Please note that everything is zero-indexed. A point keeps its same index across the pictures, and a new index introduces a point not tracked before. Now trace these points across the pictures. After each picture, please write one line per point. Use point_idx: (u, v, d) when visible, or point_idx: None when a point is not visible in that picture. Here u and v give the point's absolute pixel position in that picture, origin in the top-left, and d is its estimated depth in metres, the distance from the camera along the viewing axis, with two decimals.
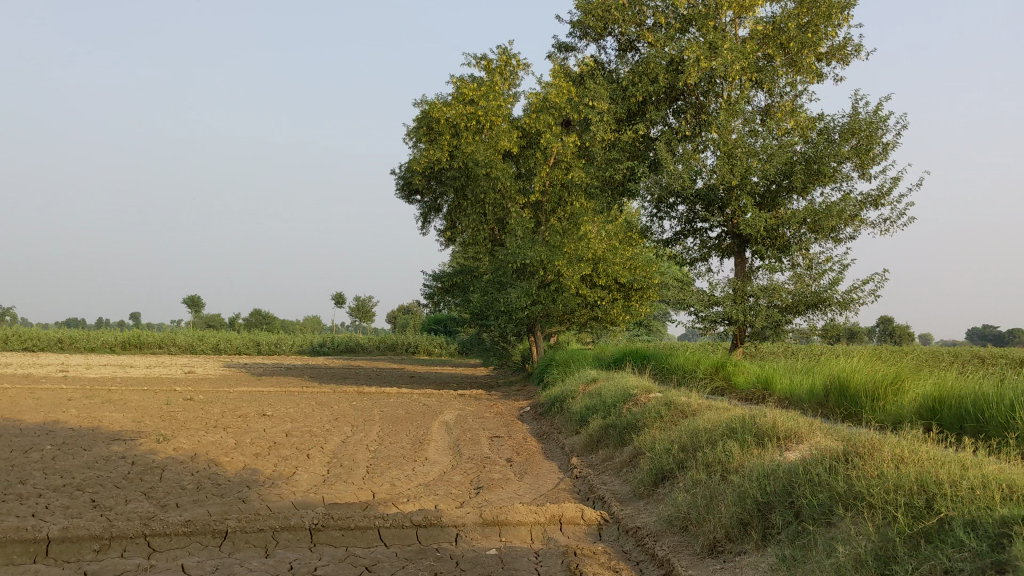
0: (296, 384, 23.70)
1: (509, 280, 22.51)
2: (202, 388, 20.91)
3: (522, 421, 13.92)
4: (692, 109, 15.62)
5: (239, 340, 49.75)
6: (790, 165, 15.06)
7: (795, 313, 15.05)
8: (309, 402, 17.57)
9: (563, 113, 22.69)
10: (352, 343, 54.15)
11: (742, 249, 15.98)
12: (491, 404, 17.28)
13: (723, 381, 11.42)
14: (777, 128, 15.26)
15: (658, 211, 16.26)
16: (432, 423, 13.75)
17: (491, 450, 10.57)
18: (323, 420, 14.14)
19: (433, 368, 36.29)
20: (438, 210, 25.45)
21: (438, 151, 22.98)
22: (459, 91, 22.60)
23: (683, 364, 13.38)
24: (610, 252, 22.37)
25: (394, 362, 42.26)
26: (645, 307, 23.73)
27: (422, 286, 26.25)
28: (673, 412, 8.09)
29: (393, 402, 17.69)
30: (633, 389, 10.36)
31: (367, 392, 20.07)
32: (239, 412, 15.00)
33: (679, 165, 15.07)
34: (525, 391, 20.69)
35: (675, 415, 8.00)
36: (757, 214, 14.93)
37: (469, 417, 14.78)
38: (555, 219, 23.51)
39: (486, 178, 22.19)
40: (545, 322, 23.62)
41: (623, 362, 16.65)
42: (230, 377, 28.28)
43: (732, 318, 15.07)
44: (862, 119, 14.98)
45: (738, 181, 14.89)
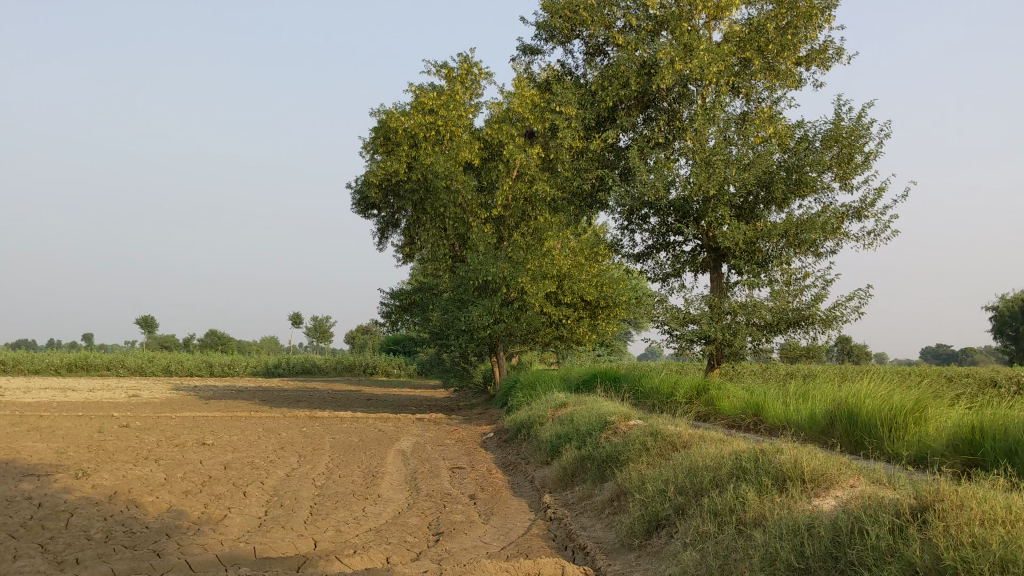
0: (245, 408, 22.40)
1: (470, 297, 21.50)
2: (143, 414, 19.57)
3: (485, 449, 12.85)
4: (665, 116, 14.72)
5: (192, 361, 48.14)
6: (770, 174, 14.21)
7: (777, 331, 14.16)
8: (256, 428, 16.34)
9: (527, 124, 21.79)
10: (309, 365, 52.68)
11: (718, 264, 15.08)
12: (452, 429, 16.18)
13: (706, 406, 10.45)
14: (756, 136, 14.39)
15: (629, 224, 15.32)
16: (388, 452, 12.61)
17: (452, 485, 9.48)
18: (268, 450, 12.94)
19: (392, 390, 35.04)
20: (397, 225, 24.35)
21: (396, 163, 21.88)
22: (418, 100, 21.61)
23: (660, 387, 12.41)
24: (575, 268, 21.82)
25: (352, 384, 40.99)
26: (612, 326, 22.92)
27: (379, 304, 25.14)
28: (661, 445, 7.08)
29: (347, 428, 16.50)
30: (610, 415, 9.36)
31: (321, 417, 18.86)
32: (177, 440, 13.75)
33: (652, 174, 14.19)
34: (486, 414, 19.62)
35: (663, 449, 6.98)
36: (735, 227, 14.06)
37: (428, 444, 13.67)
38: (519, 235, 22.52)
39: (446, 191, 21.16)
40: (507, 341, 22.60)
41: (592, 384, 15.66)
42: (176, 400, 26.86)
43: (710, 337, 14.13)
44: (844, 127, 14.17)
45: (715, 191, 14.03)
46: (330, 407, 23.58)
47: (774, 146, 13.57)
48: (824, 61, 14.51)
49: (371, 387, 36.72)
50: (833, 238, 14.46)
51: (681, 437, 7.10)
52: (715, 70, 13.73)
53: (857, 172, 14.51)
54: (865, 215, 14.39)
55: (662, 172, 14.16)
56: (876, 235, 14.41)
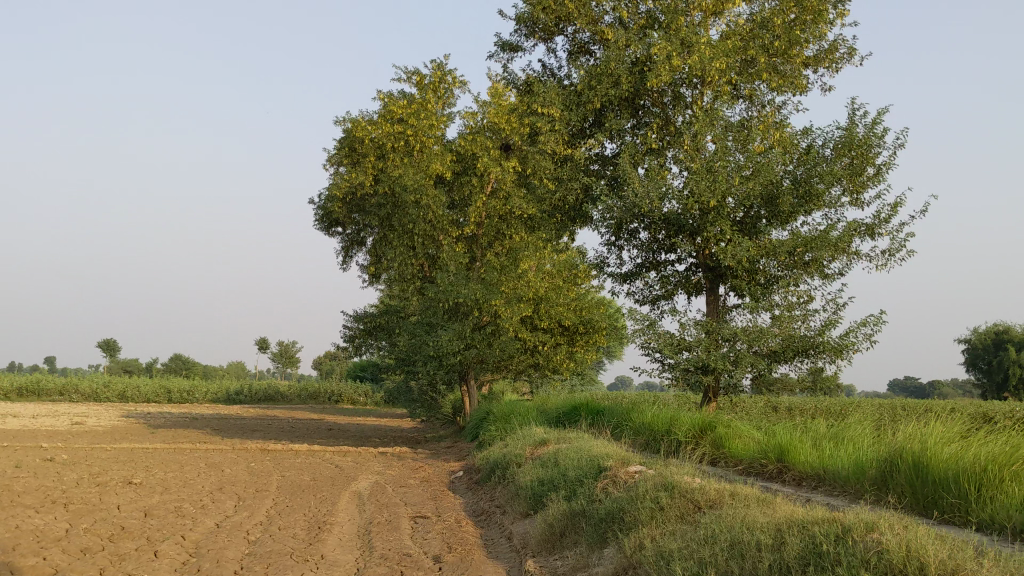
0: (192, 439, 20.56)
1: (439, 321, 19.88)
2: (75, 445, 17.69)
3: (455, 492, 11.25)
4: (658, 120, 13.36)
5: (149, 386, 46.01)
6: (775, 186, 12.81)
7: (781, 360, 12.66)
8: (198, 463, 14.61)
9: (504, 136, 20.36)
10: (271, 392, 50.74)
11: (714, 285, 13.63)
12: (417, 466, 14.55)
13: (713, 447, 8.94)
14: (759, 145, 13.00)
15: (616, 240, 13.83)
16: (343, 496, 10.93)
17: (413, 542, 7.84)
18: (204, 490, 11.24)
19: (357, 420, 33.33)
20: (362, 243, 22.74)
21: (361, 175, 20.23)
22: (386, 109, 20.08)
23: (654, 424, 10.87)
24: (553, 292, 20.38)
25: (315, 412, 39.18)
26: (591, 354, 21.52)
27: (342, 327, 23.44)
28: (681, 504, 5.54)
29: (300, 463, 14.80)
30: (606, 459, 7.80)
31: (274, 451, 17.15)
32: (101, 478, 11.99)
33: (645, 182, 12.79)
34: (455, 448, 18.05)
35: (686, 511, 5.44)
36: (737, 242, 12.60)
37: (389, 485, 12.02)
38: (493, 254, 20.97)
39: (415, 205, 19.59)
40: (478, 369, 21.05)
41: (575, 416, 14.08)
42: (121, 429, 24.92)
43: (708, 366, 12.58)
44: (857, 135, 12.81)
45: (715, 203, 12.65)
46: (286, 438, 21.83)
47: (788, 154, 12.16)
48: (833, 62, 13.16)
49: (334, 417, 34.95)
50: (842, 258, 13.06)
51: (709, 494, 5.59)
52: (717, 67, 12.32)
53: (868, 186, 13.17)
54: (879, 233, 12.98)
55: (656, 181, 12.72)
56: (889, 255, 13.01)
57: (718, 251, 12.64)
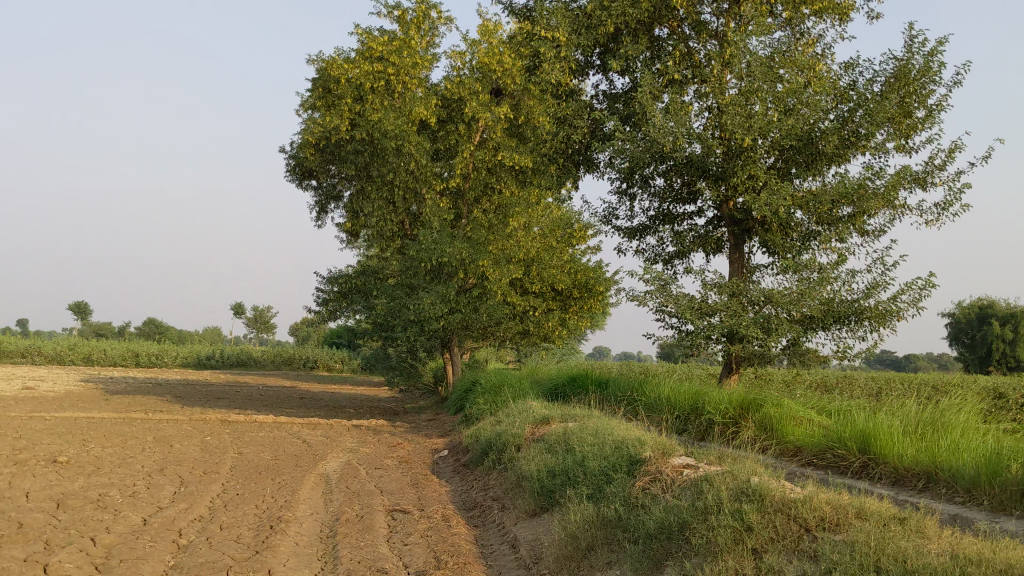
0: (147, 408, 18.71)
1: (421, 281, 18.09)
2: (12, 412, 15.80)
3: (441, 478, 9.50)
4: (680, 50, 11.59)
5: (116, 349, 43.99)
6: (816, 127, 11.04)
7: (818, 327, 11.00)
8: (145, 437, 12.78)
9: (496, 80, 18.53)
10: (244, 357, 48.86)
11: (739, 241, 11.92)
12: (395, 443, 12.79)
13: (763, 434, 7.24)
14: (798, 80, 11.22)
15: (628, 187, 12.07)
16: (307, 481, 9.16)
17: (391, 551, 6.09)
18: (141, 472, 9.42)
19: (331, 387, 31.52)
20: (338, 197, 20.84)
21: (337, 118, 18.28)
22: (365, 45, 18.11)
23: (678, 400, 9.19)
24: (546, 252, 18.69)
25: (288, 379, 37.38)
26: (585, 322, 19.88)
27: (315, 289, 21.52)
28: (782, 537, 3.83)
29: (262, 438, 13.03)
30: (639, 448, 6.09)
31: (236, 423, 15.36)
32: (21, 455, 10.12)
33: (666, 118, 11.03)
34: (436, 422, 16.34)
35: (796, 550, 3.72)
36: (771, 191, 10.86)
37: (363, 467, 10.26)
38: (480, 211, 19.18)
39: (396, 152, 17.72)
40: (462, 335, 19.31)
41: (574, 390, 12.38)
42: (76, 394, 23.05)
43: (735, 333, 10.88)
44: (912, 66, 11.06)
45: (748, 145, 10.89)
46: (253, 407, 20.01)
47: (839, 89, 10.39)
48: None
49: (307, 384, 33.18)
50: (887, 213, 11.36)
51: (833, 523, 3.83)
52: None
53: (918, 130, 11.46)
54: (932, 183, 11.29)
55: (678, 117, 10.96)
56: (942, 209, 11.33)
57: (748, 200, 10.90)
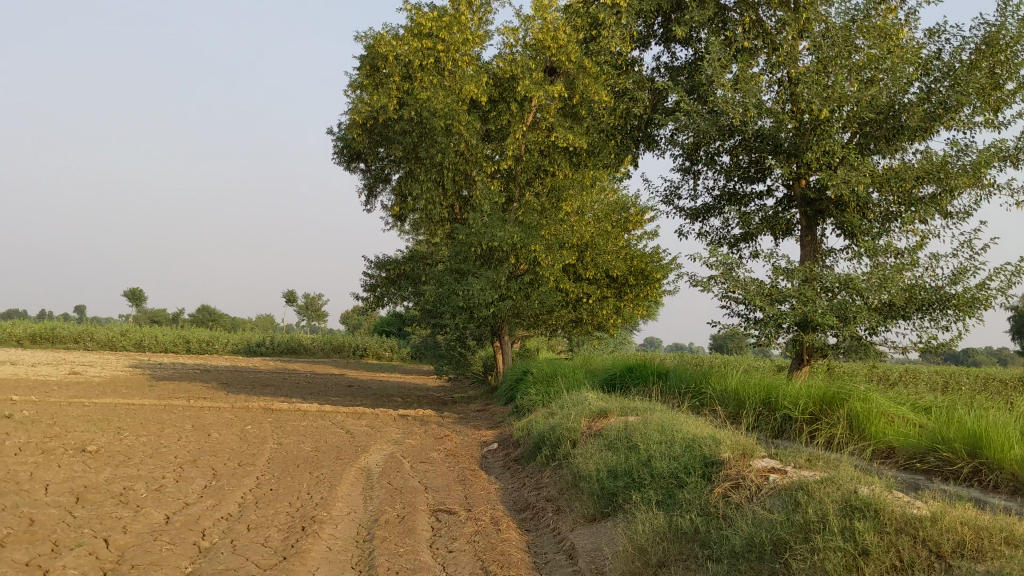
0: (192, 395, 18.33)
1: (471, 267, 17.46)
2: (53, 398, 15.47)
3: (490, 475, 8.84)
4: (750, 16, 10.76)
5: (168, 336, 44.08)
6: (898, 98, 10.16)
7: (899, 316, 10.14)
8: (182, 426, 12.31)
9: (549, 57, 17.78)
10: (294, 344, 48.72)
11: (812, 223, 11.10)
12: (443, 435, 12.16)
13: (851, 433, 6.47)
14: (879, 47, 10.31)
15: (692, 165, 11.31)
16: (347, 476, 8.56)
17: (433, 558, 5.43)
18: (172, 464, 8.90)
19: (380, 376, 31.10)
20: (387, 180, 20.26)
21: (385, 97, 17.68)
22: (414, 22, 17.47)
23: (749, 395, 8.45)
24: (600, 237, 17.94)
25: (337, 367, 37.04)
26: (641, 310, 19.09)
27: (363, 275, 21.00)
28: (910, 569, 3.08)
29: (304, 427, 12.49)
30: (715, 449, 5.39)
31: (278, 411, 14.87)
32: (51, 444, 9.67)
33: (735, 90, 10.24)
34: (486, 413, 15.71)
35: None
36: (849, 167, 10.02)
37: (407, 461, 9.64)
38: (533, 195, 18.49)
39: (445, 133, 17.09)
40: (514, 323, 18.66)
41: (633, 380, 11.66)
42: (124, 380, 22.84)
43: (808, 321, 10.08)
44: (1007, 32, 10.09)
45: (824, 117, 10.05)
46: (299, 395, 19.56)
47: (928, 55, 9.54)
48: None
49: (355, 372, 32.77)
50: (975, 193, 10.44)
51: (977, 552, 3.07)
52: None
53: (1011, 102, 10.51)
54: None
55: (749, 87, 10.15)
56: None
57: (823, 177, 10.08)
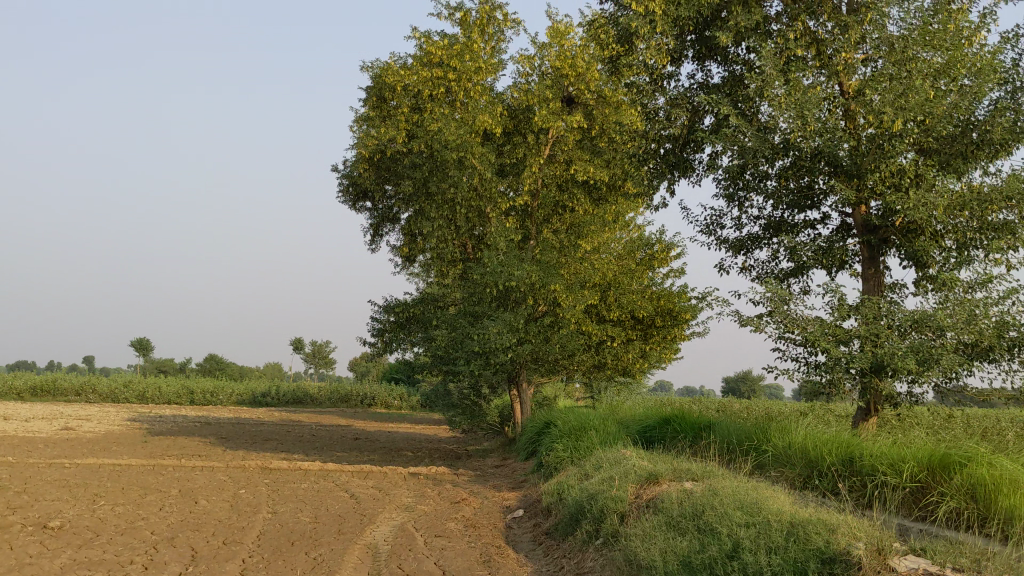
0: (185, 452, 16.96)
1: (486, 309, 16.20)
2: (31, 460, 14.11)
3: (521, 552, 7.49)
4: (803, 22, 9.53)
5: (171, 386, 42.75)
6: (975, 112, 8.93)
7: (982, 359, 8.86)
8: (168, 491, 10.95)
9: (566, 85, 16.60)
10: (300, 394, 47.26)
11: (875, 253, 9.85)
12: (461, 498, 10.79)
13: (986, 513, 5.18)
14: (959, 53, 8.95)
15: (737, 190, 10.09)
16: (350, 556, 7.22)
17: None
18: (145, 544, 7.56)
19: (390, 426, 29.64)
20: (394, 220, 19.04)
21: (392, 129, 16.49)
22: (422, 50, 16.34)
23: (825, 454, 7.15)
24: (624, 276, 16.68)
25: (345, 417, 35.54)
26: (668, 354, 17.77)
27: (370, 320, 19.72)
28: None
29: (304, 492, 11.13)
30: (833, 541, 4.13)
31: (278, 471, 13.52)
32: (8, 519, 8.35)
33: (791, 103, 9.00)
34: (504, 470, 14.32)
35: None
36: (923, 188, 8.78)
37: (421, 534, 8.28)
38: (551, 232, 17.24)
39: (457, 166, 15.90)
40: (531, 369, 17.34)
41: (675, 434, 10.33)
42: (117, 436, 21.47)
43: (881, 365, 8.78)
44: None
45: (894, 131, 8.81)
46: (302, 451, 18.19)
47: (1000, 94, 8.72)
48: None
49: (364, 422, 31.31)
50: None
51: None
52: None
53: None
54: None
55: (806, 100, 8.91)
56: None
57: (893, 199, 8.83)
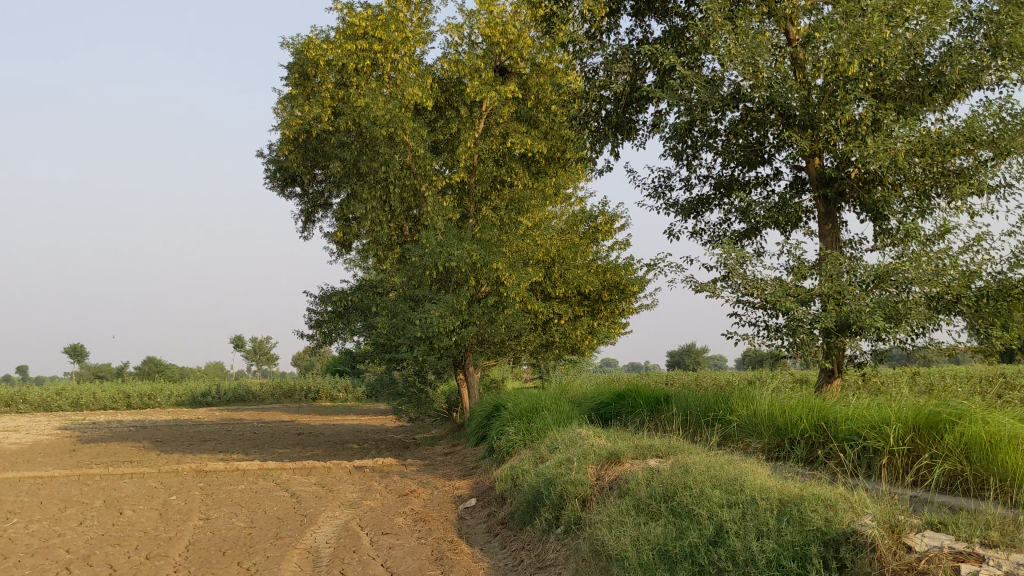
0: (117, 459, 16.04)
1: (427, 291, 15.54)
2: None
3: (476, 547, 6.89)
4: None
5: (106, 392, 41.30)
6: (930, 54, 8.51)
7: (949, 312, 8.48)
8: (93, 503, 10.12)
9: (498, 54, 15.95)
10: (242, 392, 46.03)
11: (831, 207, 9.41)
12: (409, 490, 10.15)
13: (990, 476, 4.73)
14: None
15: (685, 147, 9.57)
16: (288, 563, 6.55)
17: None
18: (58, 565, 6.79)
19: (335, 420, 28.82)
20: (326, 204, 18.22)
21: (318, 107, 15.69)
22: (345, 23, 15.55)
23: (796, 420, 6.67)
24: (568, 250, 16.15)
25: (288, 413, 34.57)
26: (616, 328, 17.30)
27: (307, 310, 18.91)
28: None
29: (241, 494, 10.39)
30: (835, 519, 3.62)
31: (214, 473, 12.71)
32: None
33: (739, 51, 8.47)
34: (454, 458, 13.70)
35: None
36: (879, 136, 8.34)
37: (367, 532, 7.62)
38: (491, 208, 16.62)
39: (388, 142, 15.19)
40: (477, 351, 16.73)
41: (633, 409, 9.81)
42: (45, 446, 20.37)
43: (846, 324, 8.35)
44: None
45: (847, 76, 8.33)
46: (241, 450, 17.36)
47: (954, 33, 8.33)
48: None
49: (308, 417, 30.41)
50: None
51: None
52: None
53: None
54: None
55: (755, 46, 8.39)
56: None
57: (850, 148, 8.37)
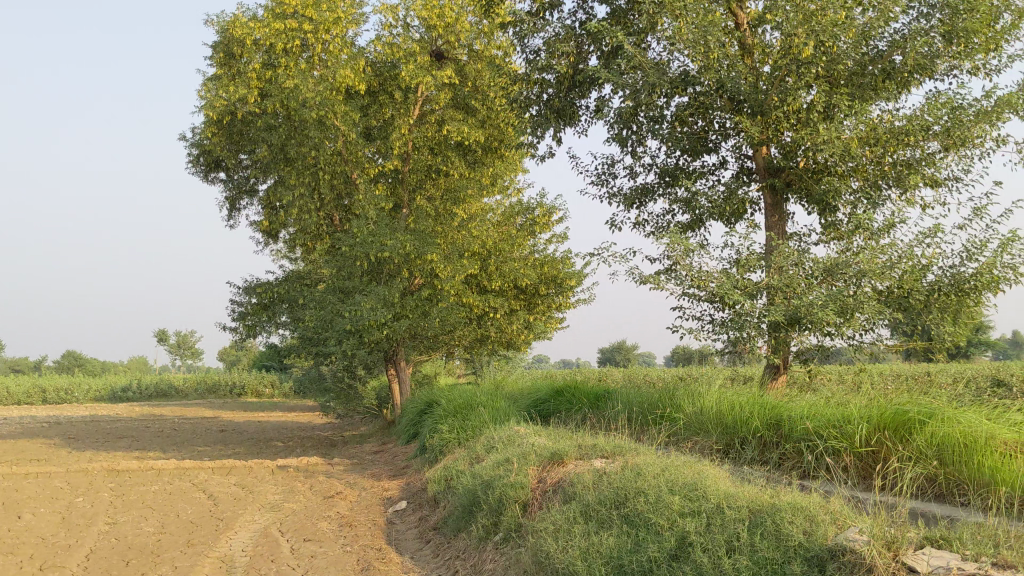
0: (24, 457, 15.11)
1: (358, 283, 14.93)
2: None
3: (406, 554, 6.37)
4: None
5: (20, 386, 39.62)
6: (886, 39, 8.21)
7: (899, 307, 8.21)
8: None
9: (434, 38, 15.38)
10: (164, 387, 44.63)
11: (779, 198, 9.07)
12: (335, 492, 9.57)
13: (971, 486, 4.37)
14: None
15: (630, 133, 9.14)
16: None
17: None
18: None
19: (260, 416, 27.92)
20: (252, 191, 17.45)
21: (244, 89, 14.95)
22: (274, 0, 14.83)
23: (749, 419, 6.27)
24: (504, 242, 15.67)
25: (212, 409, 33.49)
26: (552, 324, 16.88)
27: (231, 302, 18.12)
28: None
29: (154, 495, 9.70)
30: (817, 533, 3.23)
31: (126, 473, 11.95)
32: None
33: (689, 32, 8.07)
34: (383, 457, 13.12)
35: None
36: (833, 124, 8.02)
37: (288, 539, 7.04)
38: (424, 198, 16.06)
39: (318, 127, 14.53)
40: (409, 346, 16.16)
41: (572, 406, 9.37)
42: None
43: (796, 319, 8.02)
44: None
45: (801, 59, 7.99)
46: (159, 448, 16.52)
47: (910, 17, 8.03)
48: None
49: (233, 413, 29.44)
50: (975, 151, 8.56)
51: None
52: None
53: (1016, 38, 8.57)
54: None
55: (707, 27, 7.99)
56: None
57: (803, 135, 8.03)
